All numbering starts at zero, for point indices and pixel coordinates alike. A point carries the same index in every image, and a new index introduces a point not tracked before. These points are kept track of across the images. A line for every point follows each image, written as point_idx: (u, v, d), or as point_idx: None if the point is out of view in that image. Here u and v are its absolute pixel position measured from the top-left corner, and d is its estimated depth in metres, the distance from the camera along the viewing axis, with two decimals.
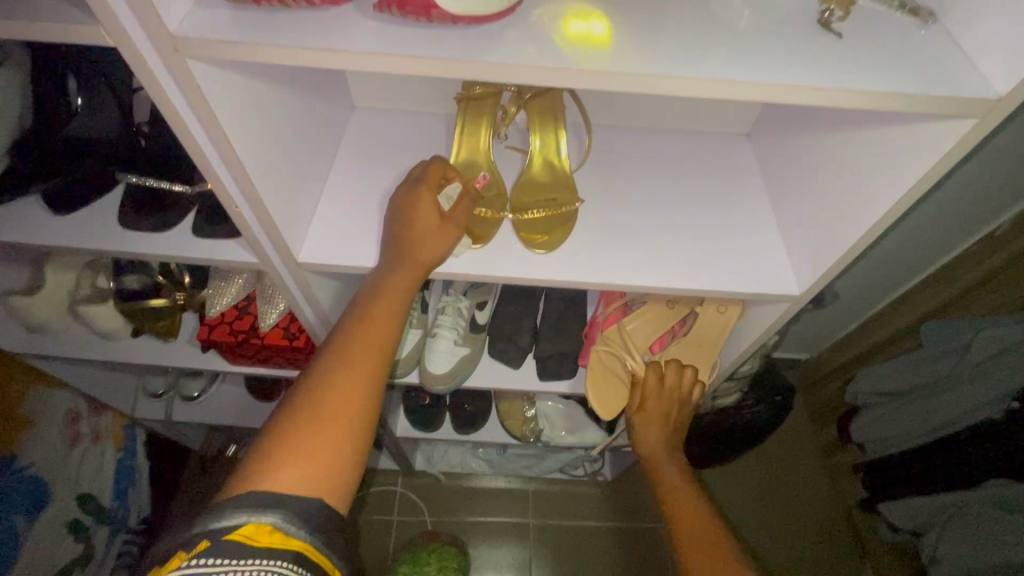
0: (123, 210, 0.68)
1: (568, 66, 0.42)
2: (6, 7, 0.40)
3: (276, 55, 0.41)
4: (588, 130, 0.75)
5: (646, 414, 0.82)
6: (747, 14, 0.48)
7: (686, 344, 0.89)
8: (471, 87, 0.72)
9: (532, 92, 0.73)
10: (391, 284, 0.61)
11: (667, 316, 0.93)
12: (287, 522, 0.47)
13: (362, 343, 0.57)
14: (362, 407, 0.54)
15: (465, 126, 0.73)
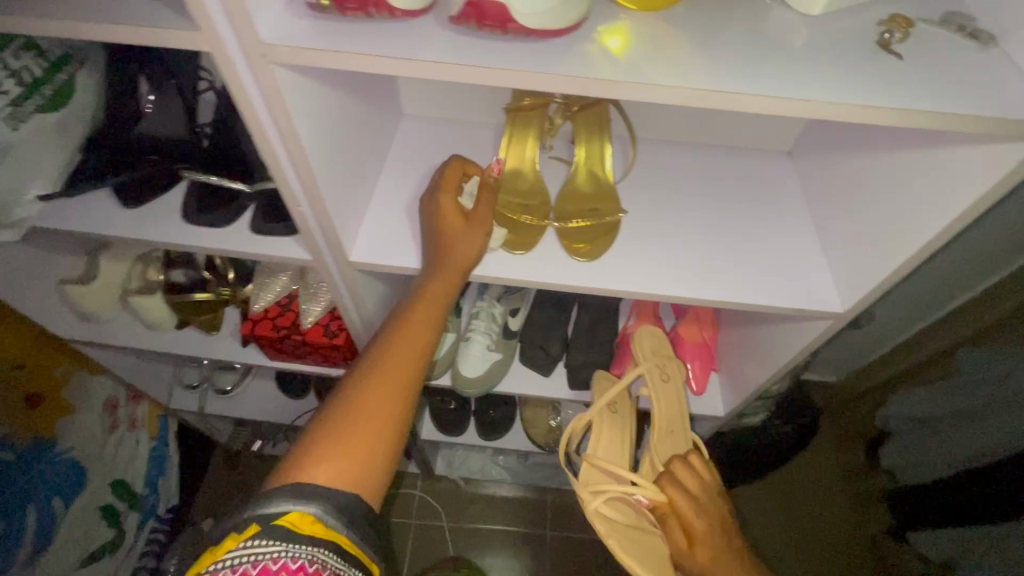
0: (186, 206, 0.71)
1: (631, 81, 0.44)
2: (111, 13, 0.43)
3: (355, 62, 0.43)
4: (633, 143, 0.77)
5: (701, 540, 0.68)
6: (805, 34, 0.49)
7: (660, 431, 0.84)
8: (519, 98, 0.75)
9: (579, 105, 0.75)
10: (428, 290, 0.63)
11: (621, 419, 0.87)
12: (327, 513, 0.48)
13: (400, 346, 0.60)
14: (399, 407, 0.57)
15: (513, 137, 0.75)
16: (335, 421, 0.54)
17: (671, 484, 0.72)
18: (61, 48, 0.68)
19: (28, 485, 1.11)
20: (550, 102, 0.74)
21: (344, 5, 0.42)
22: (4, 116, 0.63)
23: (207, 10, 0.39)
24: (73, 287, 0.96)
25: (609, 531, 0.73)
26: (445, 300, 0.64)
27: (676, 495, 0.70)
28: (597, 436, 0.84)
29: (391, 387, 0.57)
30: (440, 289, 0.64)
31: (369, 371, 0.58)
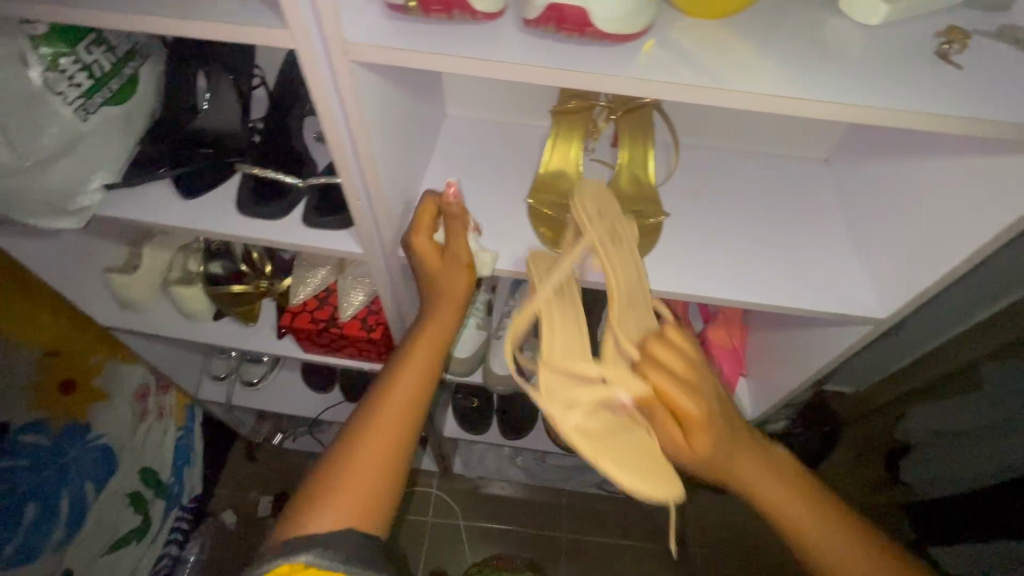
0: (241, 198, 0.73)
1: (695, 85, 0.45)
2: (205, 9, 0.45)
3: (434, 61, 0.45)
4: (677, 147, 0.78)
5: (698, 426, 0.50)
6: (863, 44, 0.50)
7: (622, 304, 0.55)
8: (566, 101, 0.77)
9: (624, 108, 0.76)
10: (422, 336, 0.67)
11: (568, 293, 0.60)
12: (321, 558, 0.53)
13: (394, 391, 0.63)
14: (394, 454, 0.60)
15: (558, 138, 0.77)
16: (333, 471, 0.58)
17: (651, 365, 0.50)
18: (128, 44, 0.70)
19: (60, 470, 1.16)
20: (595, 105, 0.77)
21: (430, 7, 0.44)
22: (76, 108, 0.65)
23: (299, 9, 0.41)
24: (118, 276, 0.99)
25: (595, 450, 0.45)
26: (438, 347, 0.67)
27: (660, 377, 0.50)
28: (548, 335, 0.54)
29: (385, 434, 0.60)
30: (433, 334, 0.67)
31: (363, 420, 0.61)
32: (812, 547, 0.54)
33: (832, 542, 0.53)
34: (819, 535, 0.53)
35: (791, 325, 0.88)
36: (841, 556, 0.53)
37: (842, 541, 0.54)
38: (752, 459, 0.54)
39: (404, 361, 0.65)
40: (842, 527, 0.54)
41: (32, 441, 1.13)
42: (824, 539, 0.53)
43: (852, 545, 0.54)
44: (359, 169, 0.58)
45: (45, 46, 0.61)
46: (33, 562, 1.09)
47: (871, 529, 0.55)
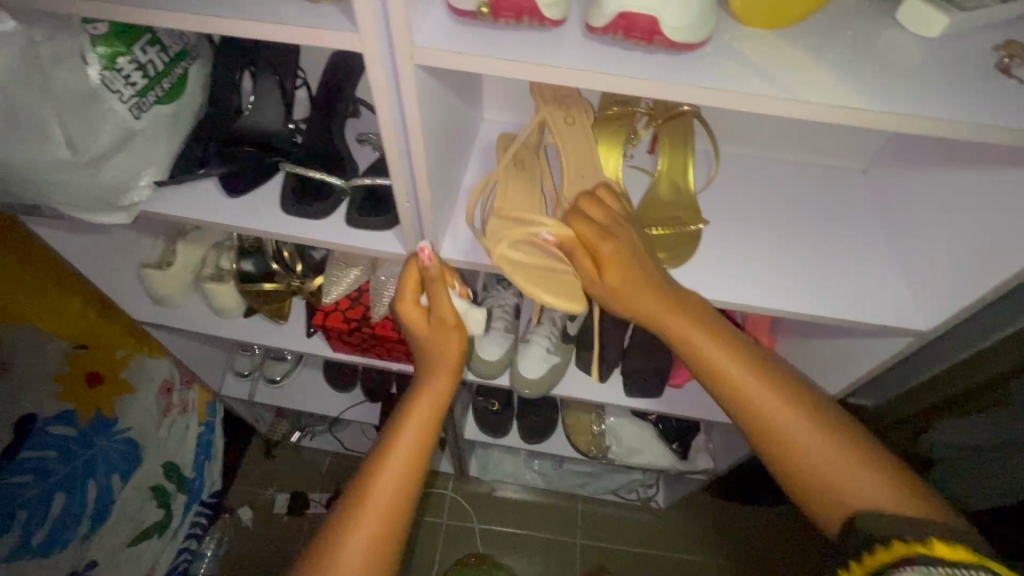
0: (285, 197, 0.73)
1: (756, 95, 0.46)
2: (278, 13, 0.46)
3: (501, 67, 0.45)
4: (717, 157, 0.78)
5: (609, 258, 0.64)
6: (919, 55, 0.50)
7: (570, 179, 0.74)
8: (606, 107, 0.78)
9: (667, 114, 0.77)
10: (421, 397, 0.73)
11: (532, 172, 0.78)
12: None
13: (396, 445, 0.67)
14: (395, 510, 0.63)
15: (603, 141, 0.77)
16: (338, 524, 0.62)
17: (577, 216, 0.68)
18: (180, 44, 0.72)
19: (88, 463, 1.16)
20: (636, 112, 0.78)
21: (499, 13, 0.45)
22: (130, 106, 0.66)
23: (371, 12, 0.43)
24: (152, 271, 0.99)
25: (521, 272, 0.68)
26: (433, 418, 0.72)
27: (581, 225, 0.66)
28: (503, 195, 0.74)
29: (388, 488, 0.64)
30: (433, 396, 0.73)
31: (363, 481, 0.65)
32: (772, 428, 0.56)
33: (790, 421, 0.56)
34: (779, 413, 0.56)
35: (824, 335, 0.87)
36: (799, 436, 0.56)
37: (801, 422, 0.56)
38: (713, 337, 0.60)
39: (405, 420, 0.70)
40: (803, 410, 0.57)
41: (59, 433, 1.13)
42: (781, 417, 0.56)
43: (811, 426, 0.56)
44: (410, 168, 0.59)
45: (103, 47, 0.62)
46: (57, 555, 1.09)
47: (840, 421, 0.57)
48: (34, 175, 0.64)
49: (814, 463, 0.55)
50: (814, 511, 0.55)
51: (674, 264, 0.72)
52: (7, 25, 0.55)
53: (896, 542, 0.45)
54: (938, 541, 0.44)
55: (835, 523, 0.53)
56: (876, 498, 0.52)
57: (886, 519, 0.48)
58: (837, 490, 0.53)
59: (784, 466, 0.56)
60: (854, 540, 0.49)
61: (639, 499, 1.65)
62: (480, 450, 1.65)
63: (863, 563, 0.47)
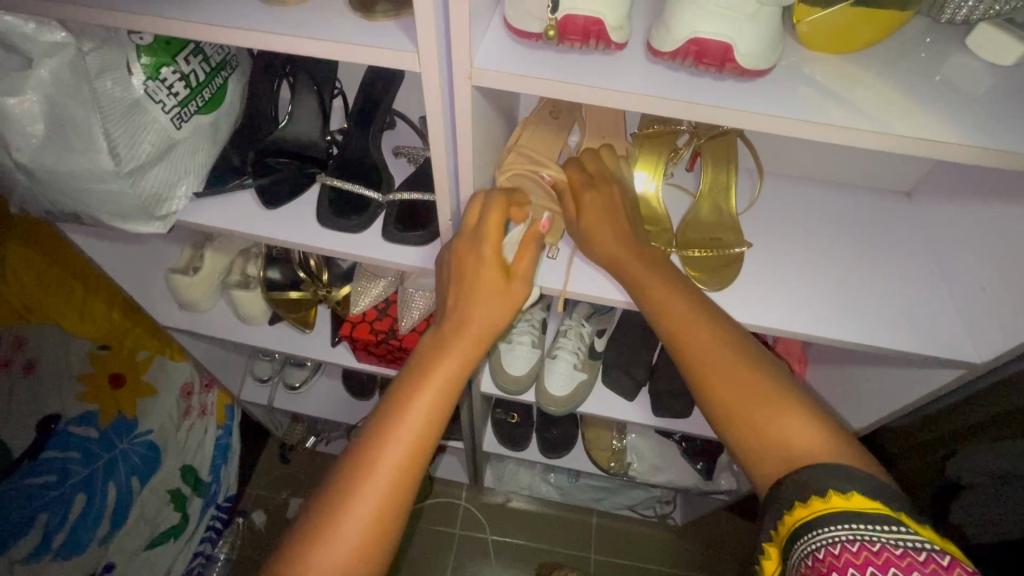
0: (322, 209, 0.73)
1: (825, 122, 0.44)
2: (340, 33, 0.46)
3: (563, 90, 0.45)
4: (762, 177, 0.78)
5: (588, 207, 0.67)
6: (989, 83, 0.48)
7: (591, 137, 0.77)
8: (648, 125, 0.79)
9: (709, 134, 0.78)
10: (443, 360, 0.59)
11: (562, 125, 0.77)
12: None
13: (399, 429, 0.55)
14: (398, 492, 0.54)
15: (641, 157, 0.78)
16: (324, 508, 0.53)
17: (576, 165, 0.71)
18: (221, 54, 0.72)
19: (109, 463, 1.17)
20: (679, 130, 0.79)
21: (566, 37, 0.44)
22: (172, 116, 0.66)
23: (433, 35, 0.42)
24: (178, 276, 0.98)
25: None
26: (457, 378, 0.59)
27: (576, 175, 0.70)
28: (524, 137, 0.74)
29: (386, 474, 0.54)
30: (450, 371, 0.58)
31: (364, 448, 0.55)
32: (714, 378, 0.55)
33: (735, 371, 0.55)
34: (724, 362, 0.56)
35: (858, 363, 0.85)
36: (738, 386, 0.54)
37: (746, 374, 0.55)
38: (664, 285, 0.61)
39: (412, 395, 0.57)
40: (750, 364, 0.55)
41: (81, 434, 1.17)
42: (725, 366, 0.55)
43: (757, 374, 0.55)
44: (453, 187, 0.60)
45: (147, 57, 0.62)
46: (77, 555, 1.09)
47: (789, 379, 0.55)
48: (76, 187, 0.64)
49: (752, 411, 0.53)
50: (750, 463, 0.53)
51: (714, 287, 0.71)
52: (59, 35, 0.55)
53: (814, 498, 0.47)
54: (855, 494, 0.46)
55: (772, 477, 0.52)
56: (810, 449, 0.50)
57: (816, 472, 0.48)
58: (776, 442, 0.52)
59: (719, 413, 0.55)
60: (783, 492, 0.49)
61: (656, 515, 1.61)
62: (496, 461, 1.63)
63: (787, 516, 0.48)
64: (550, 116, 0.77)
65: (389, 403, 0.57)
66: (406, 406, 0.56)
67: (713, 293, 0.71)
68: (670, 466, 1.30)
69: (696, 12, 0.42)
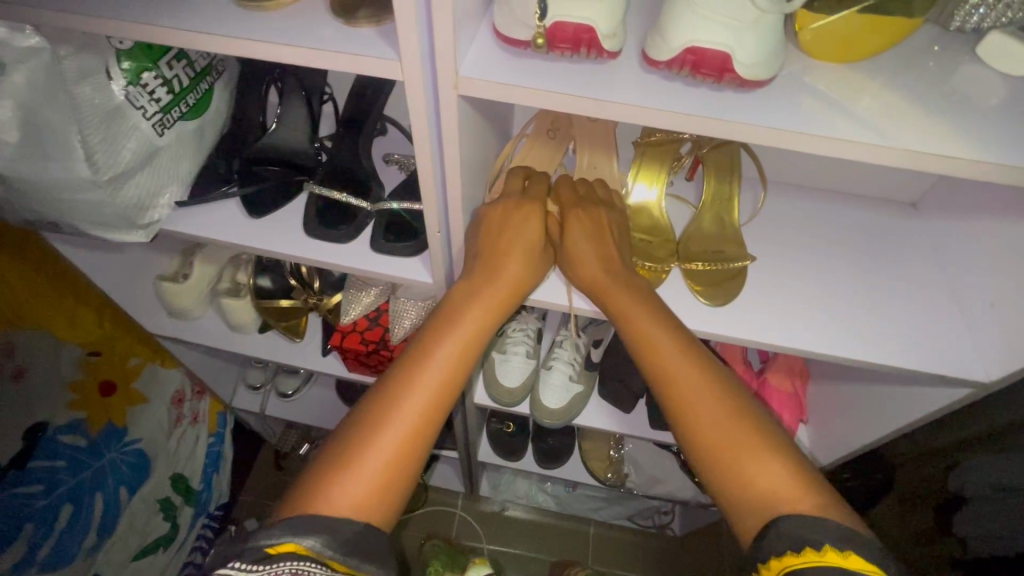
0: (310, 219, 0.71)
1: (827, 135, 0.42)
2: (320, 38, 0.44)
3: (552, 100, 0.43)
4: (766, 187, 0.77)
5: (575, 236, 0.64)
6: (999, 94, 0.46)
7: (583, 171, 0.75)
8: (652, 133, 0.77)
9: (713, 144, 0.77)
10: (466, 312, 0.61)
11: (555, 148, 0.75)
12: (324, 545, 0.48)
13: (417, 386, 0.57)
14: (420, 433, 0.56)
15: (641, 168, 0.77)
16: (342, 451, 0.53)
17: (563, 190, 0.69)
18: (207, 59, 0.69)
19: (96, 473, 1.13)
20: (684, 139, 0.76)
21: (555, 45, 0.43)
22: (154, 123, 0.64)
23: (418, 43, 0.40)
24: (166, 284, 0.95)
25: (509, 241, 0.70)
26: (482, 324, 0.61)
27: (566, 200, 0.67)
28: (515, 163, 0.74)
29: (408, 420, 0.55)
30: (474, 328, 0.61)
31: (390, 389, 0.57)
32: (695, 414, 0.55)
33: (712, 412, 0.55)
34: (703, 402, 0.55)
35: (862, 378, 0.82)
36: (717, 424, 0.54)
37: (726, 416, 0.55)
38: (650, 320, 0.60)
39: (436, 348, 0.59)
40: (730, 406, 0.55)
41: (70, 443, 1.11)
42: (703, 406, 0.55)
43: (737, 415, 0.54)
44: (441, 198, 0.57)
45: (128, 61, 0.60)
46: (64, 568, 1.05)
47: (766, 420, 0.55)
48: (55, 195, 0.62)
49: (728, 452, 0.53)
50: (726, 507, 0.53)
51: (717, 302, 0.70)
52: (32, 40, 0.53)
53: (808, 549, 0.46)
54: (852, 555, 0.45)
55: (750, 522, 0.50)
56: (786, 496, 0.50)
57: (801, 522, 0.47)
58: (751, 486, 0.51)
59: (699, 454, 0.54)
60: (768, 541, 0.48)
61: (655, 526, 1.58)
62: (493, 470, 1.60)
63: (772, 565, 0.47)
64: (547, 138, 0.75)
65: (414, 350, 0.59)
66: (429, 359, 0.58)
67: (716, 308, 0.70)
68: (668, 478, 1.27)
69: (694, 20, 0.40)
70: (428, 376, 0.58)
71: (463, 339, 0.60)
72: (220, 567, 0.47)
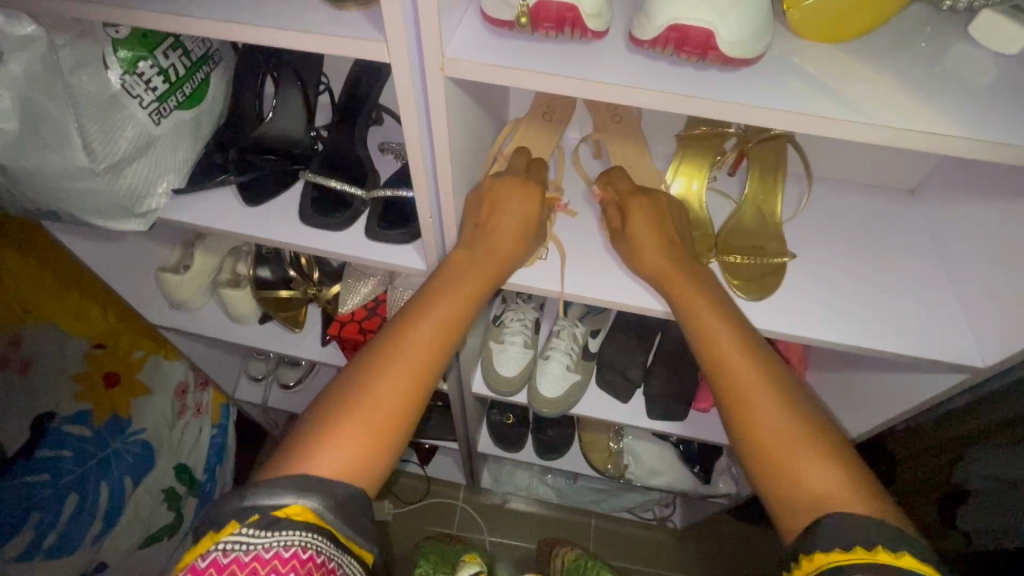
0: (305, 207, 0.72)
1: (809, 114, 0.42)
2: (307, 21, 0.45)
3: (534, 80, 0.43)
4: (811, 181, 0.76)
5: (635, 222, 0.66)
6: (991, 74, 0.46)
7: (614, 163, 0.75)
8: (694, 126, 0.77)
9: (760, 137, 0.76)
10: (451, 287, 0.62)
11: (553, 129, 0.75)
12: (325, 509, 0.49)
13: (405, 357, 0.58)
14: (407, 405, 0.57)
15: (684, 162, 0.77)
16: (337, 415, 0.54)
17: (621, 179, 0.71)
18: (202, 49, 0.70)
19: (101, 463, 1.14)
20: (727, 132, 0.77)
21: (539, 24, 0.43)
22: (150, 112, 0.64)
23: (402, 23, 0.41)
24: (168, 274, 0.96)
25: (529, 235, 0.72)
26: (468, 300, 0.62)
27: (626, 187, 0.69)
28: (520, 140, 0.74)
29: (401, 386, 0.57)
30: (463, 298, 0.62)
31: (381, 358, 0.58)
32: (754, 409, 0.56)
33: (770, 409, 0.55)
34: (762, 400, 0.56)
35: (861, 366, 0.81)
36: (775, 421, 0.55)
37: (784, 413, 0.55)
38: (718, 318, 0.61)
39: (423, 320, 0.60)
40: (790, 406, 0.56)
41: (75, 433, 1.12)
42: (763, 403, 0.56)
43: (792, 417, 0.55)
44: (433, 182, 0.58)
45: (124, 50, 0.60)
46: (68, 556, 1.06)
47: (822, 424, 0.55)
48: (53, 184, 0.63)
49: (782, 448, 0.54)
50: (774, 502, 0.53)
51: (754, 296, 0.69)
52: (28, 29, 0.53)
53: (858, 547, 0.45)
54: (907, 555, 0.44)
55: (798, 519, 0.51)
56: (838, 496, 0.50)
57: (854, 521, 0.47)
58: (802, 483, 0.52)
59: (751, 447, 0.55)
60: (814, 535, 0.48)
61: (656, 518, 1.58)
62: (494, 461, 1.60)
63: (816, 559, 0.47)
64: (541, 120, 0.75)
65: (401, 321, 0.60)
66: (416, 331, 0.59)
67: (752, 302, 0.69)
68: (668, 469, 1.27)
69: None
70: (416, 343, 0.59)
71: (456, 305, 0.62)
72: (223, 531, 0.46)
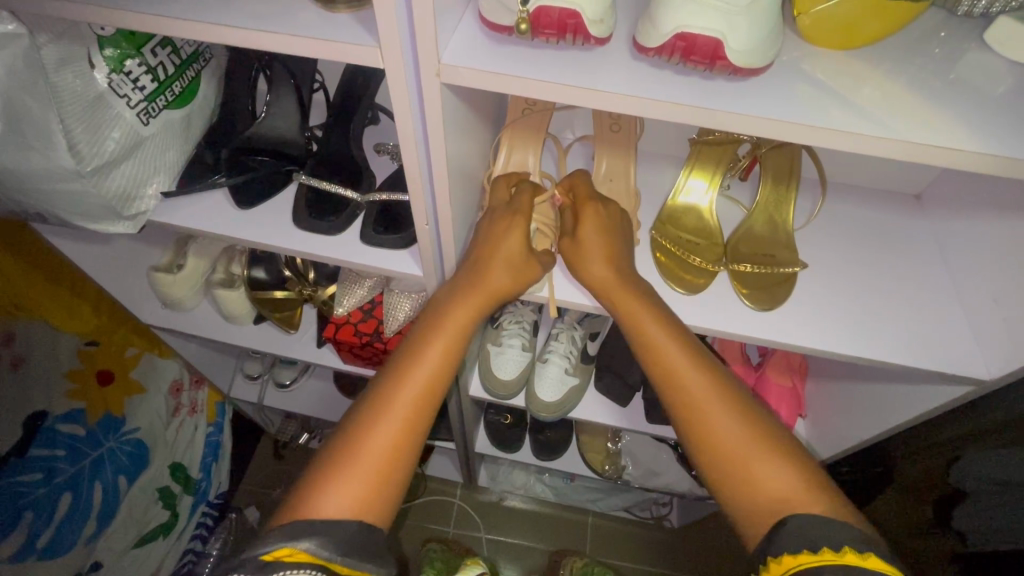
0: (298, 211, 0.70)
1: (819, 124, 0.41)
2: (301, 22, 0.43)
3: (533, 87, 0.42)
4: (824, 193, 0.74)
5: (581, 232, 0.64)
6: (1007, 85, 0.44)
7: (610, 160, 0.74)
8: (709, 132, 0.75)
9: (773, 146, 0.74)
10: (450, 322, 0.61)
11: (540, 120, 0.73)
12: (321, 547, 0.49)
13: (396, 398, 0.56)
14: (403, 446, 0.55)
15: (696, 165, 0.75)
16: (328, 460, 0.54)
17: (577, 182, 0.69)
18: (193, 46, 0.68)
19: (94, 463, 1.11)
20: (740, 140, 0.74)
21: (539, 30, 0.41)
22: (138, 112, 0.62)
23: (395, 28, 0.39)
24: (160, 275, 0.94)
25: None
26: (465, 333, 0.61)
27: (581, 193, 0.67)
28: (507, 145, 0.73)
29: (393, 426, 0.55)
30: (457, 332, 0.60)
31: (376, 398, 0.57)
32: (723, 421, 0.54)
33: (733, 416, 0.54)
34: (713, 406, 0.55)
35: (861, 373, 0.80)
36: (740, 431, 0.54)
37: (749, 421, 0.54)
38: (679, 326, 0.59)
39: (420, 356, 0.59)
40: (743, 410, 0.55)
41: (68, 432, 1.08)
42: (725, 411, 0.55)
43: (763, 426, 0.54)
44: (429, 190, 0.56)
45: (110, 48, 0.58)
46: (63, 556, 1.03)
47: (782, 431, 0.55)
48: (37, 185, 0.61)
49: (741, 455, 0.53)
50: (731, 506, 0.53)
51: (762, 306, 0.67)
52: (9, 26, 0.50)
53: (826, 549, 0.46)
54: (872, 556, 0.45)
55: (757, 527, 0.51)
56: (803, 501, 0.50)
57: (816, 525, 0.47)
58: (757, 488, 0.51)
59: (705, 455, 0.54)
60: (779, 540, 0.48)
61: (653, 516, 1.58)
62: (490, 460, 1.59)
63: (783, 561, 0.46)
64: (525, 112, 0.73)
65: (398, 360, 0.60)
66: (411, 371, 0.58)
67: (762, 311, 0.67)
68: (665, 470, 1.26)
69: (684, 3, 0.39)
70: (410, 382, 0.57)
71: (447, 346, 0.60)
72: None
